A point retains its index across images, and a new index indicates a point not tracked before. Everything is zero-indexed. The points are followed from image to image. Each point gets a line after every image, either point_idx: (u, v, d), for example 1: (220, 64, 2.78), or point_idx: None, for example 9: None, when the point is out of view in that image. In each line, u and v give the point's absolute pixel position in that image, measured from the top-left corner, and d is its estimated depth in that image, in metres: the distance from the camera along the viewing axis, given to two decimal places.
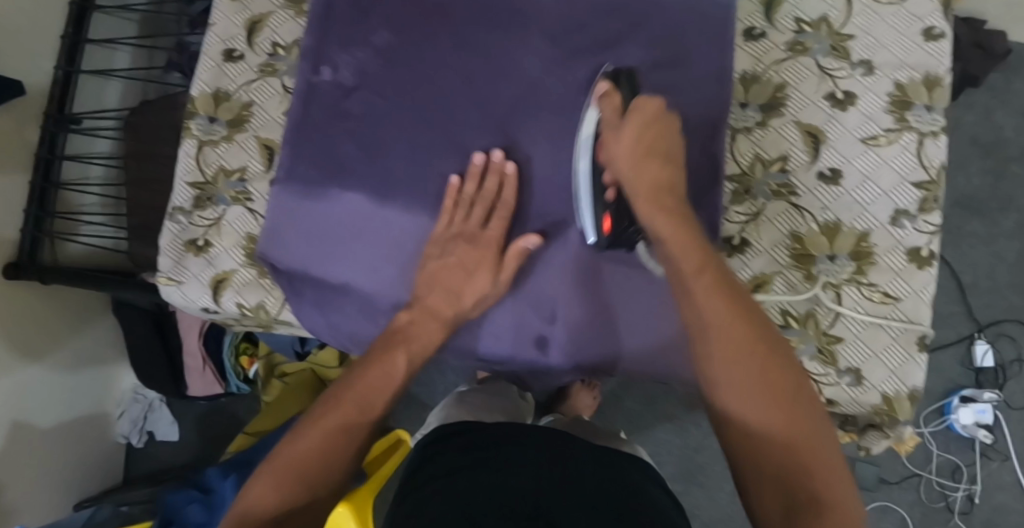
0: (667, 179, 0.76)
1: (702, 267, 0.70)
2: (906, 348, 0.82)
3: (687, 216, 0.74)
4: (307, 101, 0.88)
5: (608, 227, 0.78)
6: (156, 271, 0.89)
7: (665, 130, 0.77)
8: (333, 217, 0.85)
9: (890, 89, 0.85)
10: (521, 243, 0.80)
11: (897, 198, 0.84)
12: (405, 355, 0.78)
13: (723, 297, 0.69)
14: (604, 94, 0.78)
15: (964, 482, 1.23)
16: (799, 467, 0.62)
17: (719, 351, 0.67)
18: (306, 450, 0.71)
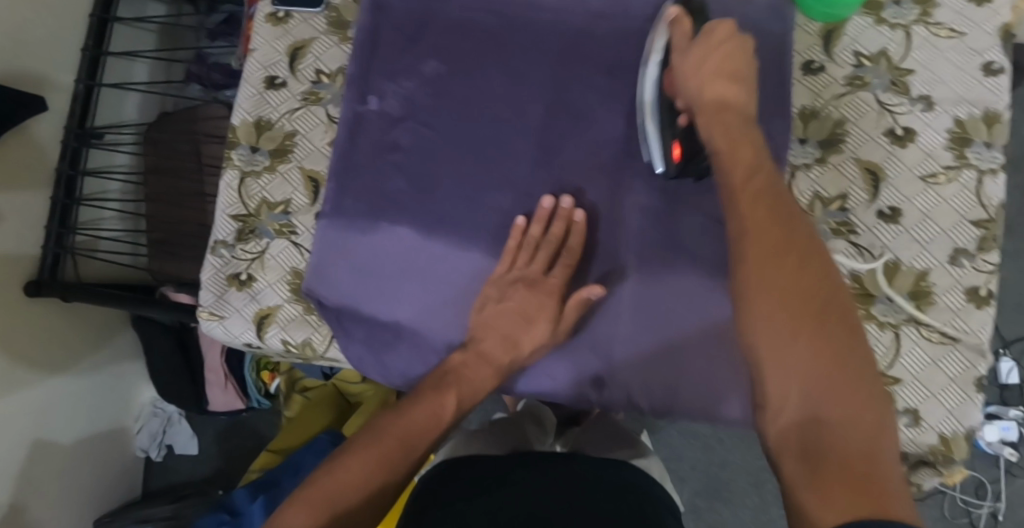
0: (734, 99, 0.72)
1: (751, 178, 0.66)
2: (964, 388, 0.81)
3: (745, 130, 0.70)
4: (353, 131, 0.86)
5: (676, 156, 0.77)
6: (198, 305, 0.87)
7: (740, 50, 0.73)
8: (383, 254, 0.83)
9: (949, 125, 0.84)
10: (583, 293, 0.77)
11: (956, 237, 0.83)
12: (456, 397, 0.76)
13: (766, 207, 0.64)
14: (677, 20, 0.77)
15: (988, 500, 1.22)
16: (828, 384, 0.57)
17: (754, 258, 0.62)
18: (344, 482, 0.68)
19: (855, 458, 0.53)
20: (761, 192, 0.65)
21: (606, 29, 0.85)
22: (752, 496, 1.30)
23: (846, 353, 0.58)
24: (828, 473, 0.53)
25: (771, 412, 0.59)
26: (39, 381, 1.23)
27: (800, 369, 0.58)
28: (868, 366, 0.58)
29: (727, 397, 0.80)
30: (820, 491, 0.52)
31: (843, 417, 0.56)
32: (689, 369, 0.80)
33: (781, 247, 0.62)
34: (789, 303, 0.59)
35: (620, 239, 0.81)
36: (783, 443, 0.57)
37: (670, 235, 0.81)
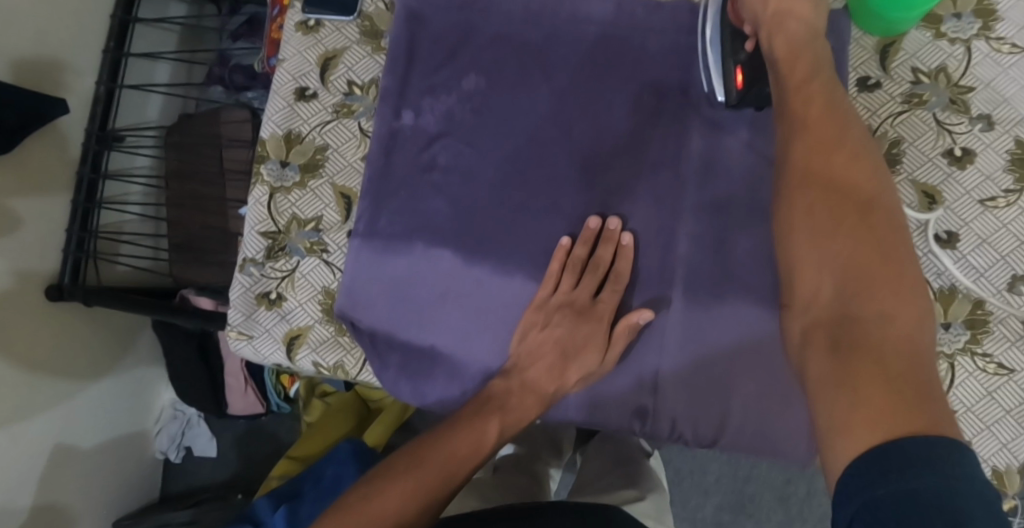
0: (801, 12, 0.73)
1: (808, 79, 0.70)
2: (1020, 420, 0.78)
3: (807, 44, 0.72)
4: (388, 148, 0.83)
5: (739, 81, 0.76)
6: (226, 324, 0.85)
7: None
8: (419, 276, 0.81)
9: (1010, 146, 0.80)
10: (633, 317, 0.75)
11: (1015, 263, 0.79)
12: (499, 424, 0.74)
13: (820, 107, 0.69)
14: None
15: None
16: (863, 275, 0.61)
17: (806, 153, 0.68)
18: (385, 510, 0.67)
19: (884, 346, 0.57)
20: (816, 96, 0.69)
21: (654, 43, 0.82)
22: (777, 513, 1.27)
23: (886, 250, 0.62)
24: (853, 359, 0.57)
25: (806, 305, 0.64)
26: (59, 386, 1.21)
27: (838, 261, 0.62)
28: (909, 266, 0.61)
29: (777, 419, 0.77)
30: (842, 375, 0.57)
31: (878, 310, 0.59)
32: (734, 400, 0.77)
33: (831, 144, 0.67)
34: (832, 201, 0.65)
35: (666, 262, 0.79)
36: (814, 331, 0.62)
37: (720, 260, 0.78)
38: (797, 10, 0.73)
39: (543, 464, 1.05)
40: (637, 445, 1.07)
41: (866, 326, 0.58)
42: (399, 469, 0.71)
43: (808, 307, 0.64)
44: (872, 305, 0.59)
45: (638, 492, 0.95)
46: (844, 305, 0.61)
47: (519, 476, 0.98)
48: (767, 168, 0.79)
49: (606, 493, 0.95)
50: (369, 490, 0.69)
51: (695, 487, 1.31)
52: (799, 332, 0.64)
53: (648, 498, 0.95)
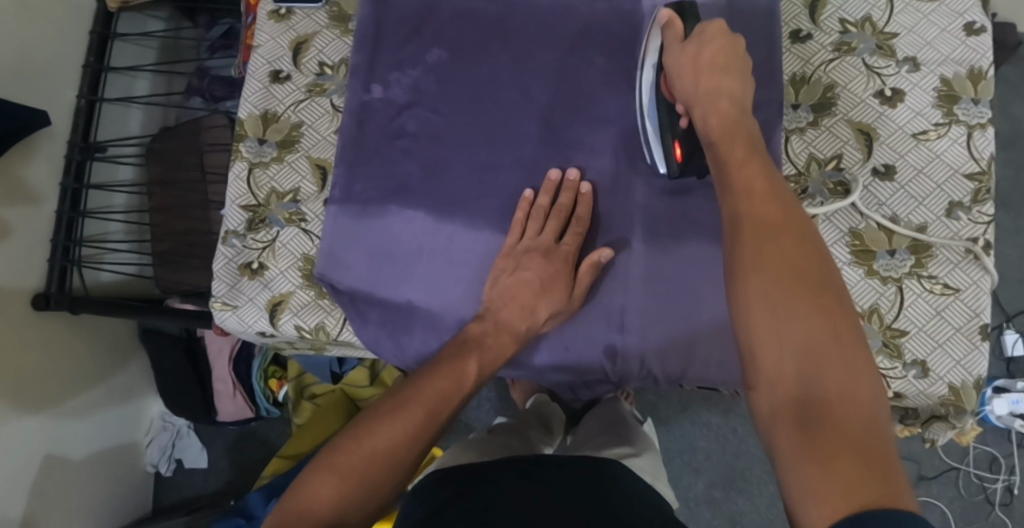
0: (729, 89, 0.74)
1: (747, 159, 0.68)
2: (970, 337, 0.83)
3: (740, 120, 0.72)
4: (361, 120, 0.88)
5: (679, 154, 0.79)
6: (210, 295, 0.88)
7: (732, 48, 0.76)
8: (394, 235, 0.85)
9: (936, 84, 0.86)
10: (594, 255, 0.81)
11: (951, 190, 0.85)
12: (477, 362, 0.78)
13: (762, 185, 0.66)
14: (670, 21, 0.80)
15: (1002, 474, 1.31)
16: (820, 353, 0.55)
17: (752, 230, 0.62)
18: (374, 448, 0.69)
19: (853, 430, 0.52)
20: (755, 175, 0.67)
21: (604, 10, 0.88)
22: (769, 484, 1.29)
23: (840, 324, 0.57)
24: (827, 446, 0.51)
25: (768, 384, 0.57)
26: (52, 396, 1.23)
27: (795, 340, 0.56)
28: (862, 341, 0.57)
29: None
30: (816, 468, 0.50)
31: (840, 393, 0.54)
32: (698, 331, 0.82)
33: (776, 221, 0.62)
34: (787, 275, 0.59)
35: (627, 210, 0.84)
36: (779, 413, 0.55)
37: (677, 205, 0.83)
38: None
39: (537, 433, 1.01)
40: (628, 410, 1.05)
41: (835, 413, 0.53)
42: (385, 408, 0.73)
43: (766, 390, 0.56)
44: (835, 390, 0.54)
45: (633, 450, 0.94)
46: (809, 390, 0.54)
47: (513, 440, 0.95)
48: None
49: (602, 449, 0.94)
50: (358, 430, 0.71)
51: (686, 464, 1.32)
52: (757, 413, 0.57)
53: (643, 455, 0.93)
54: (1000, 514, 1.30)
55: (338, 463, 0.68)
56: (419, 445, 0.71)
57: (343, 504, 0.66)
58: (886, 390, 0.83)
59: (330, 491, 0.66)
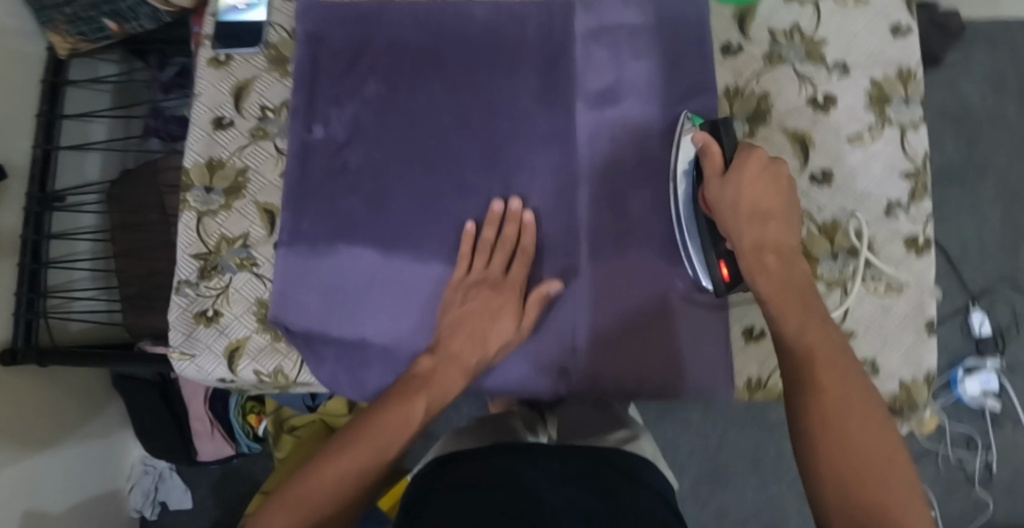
0: (774, 238, 0.72)
1: (810, 331, 0.66)
2: (917, 333, 0.85)
3: (795, 282, 0.70)
4: (305, 161, 0.89)
5: (727, 276, 0.77)
6: (168, 346, 0.89)
7: (776, 186, 0.73)
8: (345, 273, 0.86)
9: (866, 87, 0.88)
10: (544, 288, 0.81)
11: (888, 191, 0.86)
12: (425, 401, 0.76)
13: (832, 369, 0.63)
14: (706, 146, 0.76)
15: (978, 451, 1.33)
16: None
17: (828, 424, 0.61)
18: (318, 483, 0.69)
19: None
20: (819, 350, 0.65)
21: (535, 32, 0.89)
22: (752, 478, 1.31)
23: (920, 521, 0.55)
24: None
25: None
26: (30, 449, 1.23)
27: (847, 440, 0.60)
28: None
29: (702, 356, 0.84)
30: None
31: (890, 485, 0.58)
32: (648, 349, 0.83)
33: (846, 411, 0.61)
34: (837, 381, 0.63)
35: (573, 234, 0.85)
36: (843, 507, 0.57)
37: (622, 223, 0.85)
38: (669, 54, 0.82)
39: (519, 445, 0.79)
40: None
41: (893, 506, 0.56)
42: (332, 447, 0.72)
43: None
44: (891, 484, 0.58)
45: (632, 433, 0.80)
46: (865, 484, 0.58)
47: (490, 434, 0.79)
48: (651, 134, 0.86)
49: (596, 438, 0.77)
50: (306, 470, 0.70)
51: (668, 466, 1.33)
52: None
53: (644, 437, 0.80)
54: (979, 490, 1.32)
55: (288, 502, 0.68)
56: (369, 476, 0.71)
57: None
58: None
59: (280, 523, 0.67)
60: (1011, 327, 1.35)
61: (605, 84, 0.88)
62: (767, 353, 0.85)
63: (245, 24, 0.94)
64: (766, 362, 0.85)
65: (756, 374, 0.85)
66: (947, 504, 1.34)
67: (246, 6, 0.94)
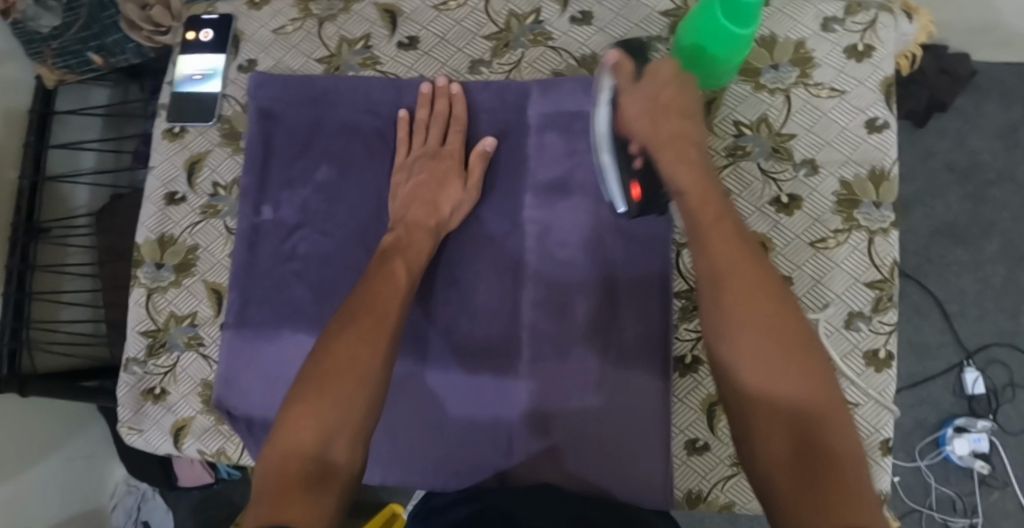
0: (688, 134, 0.79)
1: (720, 216, 0.74)
2: (870, 453, 0.81)
3: (703, 169, 0.77)
4: (252, 243, 0.88)
5: (637, 195, 0.80)
6: (117, 421, 0.90)
7: (685, 90, 0.80)
8: (287, 360, 0.86)
9: (836, 188, 0.83)
10: (481, 145, 0.86)
11: (851, 300, 0.82)
12: (404, 264, 0.79)
13: (737, 244, 0.72)
14: (618, 64, 0.81)
15: (965, 513, 1.27)
16: (813, 411, 0.63)
17: (734, 291, 0.69)
18: (339, 358, 0.72)
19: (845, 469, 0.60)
20: (728, 232, 0.73)
21: (484, 122, 0.88)
22: None
23: (816, 367, 0.65)
24: (835, 504, 0.57)
25: (763, 440, 0.64)
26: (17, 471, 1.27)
27: (782, 398, 0.64)
28: (831, 375, 0.66)
29: (648, 461, 0.81)
30: (819, 515, 0.57)
31: (830, 442, 0.62)
32: (580, 454, 0.81)
33: (755, 283, 0.69)
34: (741, 253, 0.71)
35: (513, 330, 0.84)
36: (774, 468, 0.62)
37: (563, 326, 0.83)
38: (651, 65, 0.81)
39: None
40: None
41: (837, 463, 0.60)
42: (338, 324, 0.75)
43: (762, 438, 0.64)
44: (832, 437, 0.62)
45: None
46: (802, 439, 0.62)
47: None
48: (601, 232, 0.83)
49: None
50: (323, 348, 0.73)
51: None
52: (754, 461, 0.65)
53: None
54: None
55: (317, 400, 0.69)
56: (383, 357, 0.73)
57: (327, 434, 0.68)
58: None
59: (314, 426, 0.68)
60: (1007, 388, 1.28)
61: (555, 175, 0.85)
62: (711, 466, 0.83)
63: (199, 95, 0.93)
64: (707, 474, 0.82)
65: (697, 487, 0.83)
66: None
67: (203, 76, 0.93)
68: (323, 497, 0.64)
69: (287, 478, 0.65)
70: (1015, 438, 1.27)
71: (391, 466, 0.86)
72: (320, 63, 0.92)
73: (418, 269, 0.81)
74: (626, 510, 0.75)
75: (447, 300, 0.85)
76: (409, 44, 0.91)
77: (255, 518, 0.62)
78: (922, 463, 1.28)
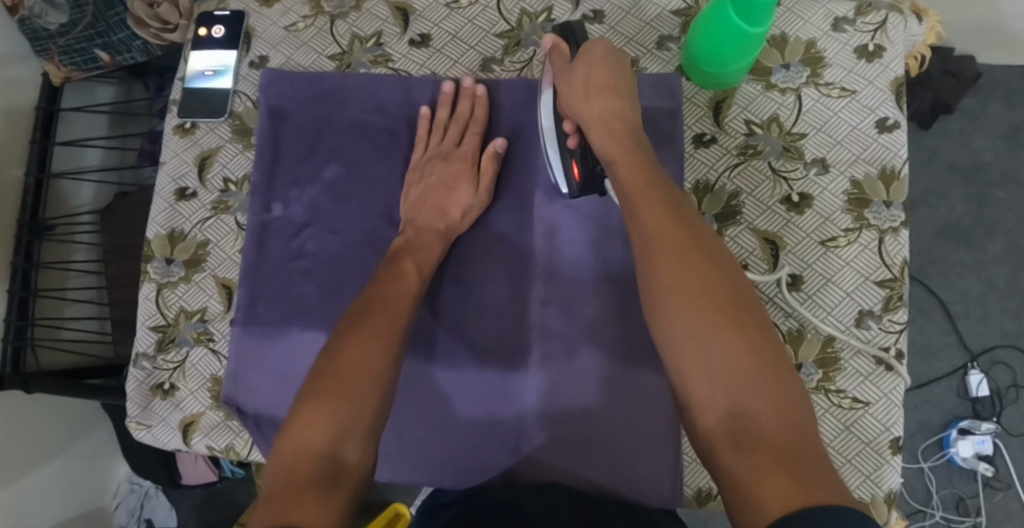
0: (619, 109, 0.78)
1: (648, 182, 0.72)
2: (881, 452, 0.81)
3: (634, 140, 0.76)
4: (261, 240, 0.88)
5: (576, 173, 0.81)
6: (126, 416, 0.90)
7: (614, 67, 0.80)
8: (295, 357, 0.86)
9: (846, 187, 0.83)
10: (490, 146, 0.87)
11: (861, 299, 0.82)
12: (414, 264, 0.80)
13: (664, 209, 0.70)
14: (554, 47, 0.83)
15: (970, 515, 1.26)
16: (746, 375, 0.60)
17: (660, 257, 0.67)
18: (353, 359, 0.70)
19: (778, 437, 0.57)
20: (655, 197, 0.71)
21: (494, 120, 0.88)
22: None
23: (748, 328, 0.62)
24: (768, 474, 0.55)
25: (700, 413, 0.62)
26: (20, 468, 1.26)
27: (715, 366, 0.62)
28: (766, 333, 0.63)
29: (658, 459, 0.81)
30: (755, 486, 0.55)
31: (767, 407, 0.59)
32: (589, 454, 0.80)
33: (680, 247, 0.67)
34: (668, 217, 0.69)
35: (523, 327, 0.84)
36: (713, 441, 0.60)
37: (574, 323, 0.83)
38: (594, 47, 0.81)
39: None
40: None
41: (768, 430, 0.58)
42: (349, 325, 0.73)
43: (697, 408, 0.62)
44: (768, 400, 0.59)
45: None
46: (735, 406, 0.60)
47: None
48: (612, 231, 0.84)
49: None
50: (335, 349, 0.71)
51: None
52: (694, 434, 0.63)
53: None
54: None
55: (329, 400, 0.66)
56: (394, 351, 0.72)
57: (337, 436, 0.65)
58: None
59: (324, 430, 0.64)
60: (1010, 389, 1.28)
61: None
62: None
63: (211, 92, 0.93)
64: None
65: (707, 485, 0.83)
66: None
67: (214, 72, 0.93)
68: (336, 499, 0.60)
69: (299, 481, 0.60)
70: (1018, 439, 1.28)
71: (401, 464, 0.85)
72: (330, 60, 0.92)
73: (429, 266, 0.82)
74: (640, 510, 0.75)
75: (457, 297, 0.85)
76: (420, 42, 0.91)
77: (263, 518, 0.57)
78: (926, 464, 1.27)
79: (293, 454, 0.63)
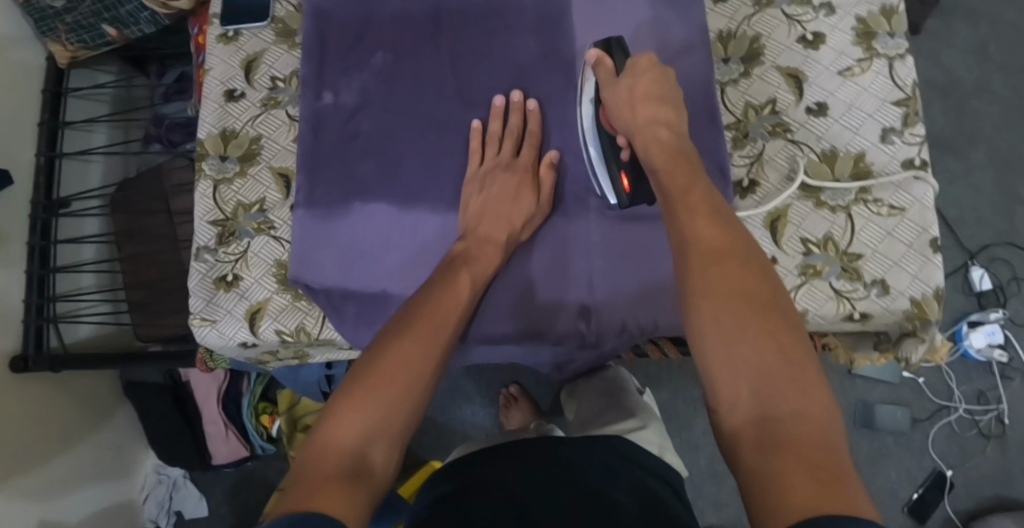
0: (665, 119, 0.81)
1: (687, 187, 0.74)
2: (923, 251, 0.87)
3: (678, 149, 0.79)
4: (316, 125, 0.91)
5: (626, 185, 0.84)
6: (189, 313, 0.90)
7: (662, 80, 0.83)
8: (361, 230, 0.89)
9: (853, 24, 0.92)
10: (545, 158, 0.88)
11: (883, 118, 0.90)
12: (470, 276, 0.82)
13: (704, 217, 0.70)
14: (599, 61, 0.85)
15: (991, 404, 1.32)
16: (769, 380, 0.60)
17: (699, 261, 0.67)
18: (400, 353, 0.72)
19: (805, 444, 0.56)
20: (698, 203, 0.72)
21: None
22: None
23: (781, 333, 0.62)
24: (790, 472, 0.54)
25: (725, 410, 0.61)
26: (47, 452, 1.20)
27: (745, 364, 0.61)
28: (804, 346, 0.62)
29: None
30: (778, 481, 0.54)
31: (794, 415, 0.58)
32: (658, 302, 0.87)
33: (719, 254, 0.67)
34: (707, 224, 0.70)
35: (579, 178, 0.90)
36: (739, 443, 0.58)
37: None
38: (642, 61, 0.83)
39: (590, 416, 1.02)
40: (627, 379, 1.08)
41: (792, 434, 0.56)
42: (392, 333, 0.74)
43: (721, 410, 0.61)
44: (799, 404, 0.58)
45: (638, 423, 0.99)
46: (766, 409, 0.59)
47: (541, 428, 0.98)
48: None
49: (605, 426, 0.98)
50: (371, 356, 0.72)
51: (684, 445, 1.34)
52: (720, 436, 0.61)
53: (649, 427, 0.98)
54: (996, 445, 1.31)
55: (370, 397, 0.68)
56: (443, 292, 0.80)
57: (367, 433, 0.66)
58: (854, 312, 0.86)
59: (351, 429, 0.66)
60: (1012, 283, 1.36)
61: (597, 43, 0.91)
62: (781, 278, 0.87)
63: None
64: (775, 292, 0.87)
65: None
66: (968, 465, 1.31)
67: None
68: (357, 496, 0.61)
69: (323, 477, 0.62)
70: None
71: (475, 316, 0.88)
72: None
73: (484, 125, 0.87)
74: (633, 474, 0.76)
75: None
76: None
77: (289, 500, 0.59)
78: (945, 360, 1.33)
79: (325, 444, 0.65)
